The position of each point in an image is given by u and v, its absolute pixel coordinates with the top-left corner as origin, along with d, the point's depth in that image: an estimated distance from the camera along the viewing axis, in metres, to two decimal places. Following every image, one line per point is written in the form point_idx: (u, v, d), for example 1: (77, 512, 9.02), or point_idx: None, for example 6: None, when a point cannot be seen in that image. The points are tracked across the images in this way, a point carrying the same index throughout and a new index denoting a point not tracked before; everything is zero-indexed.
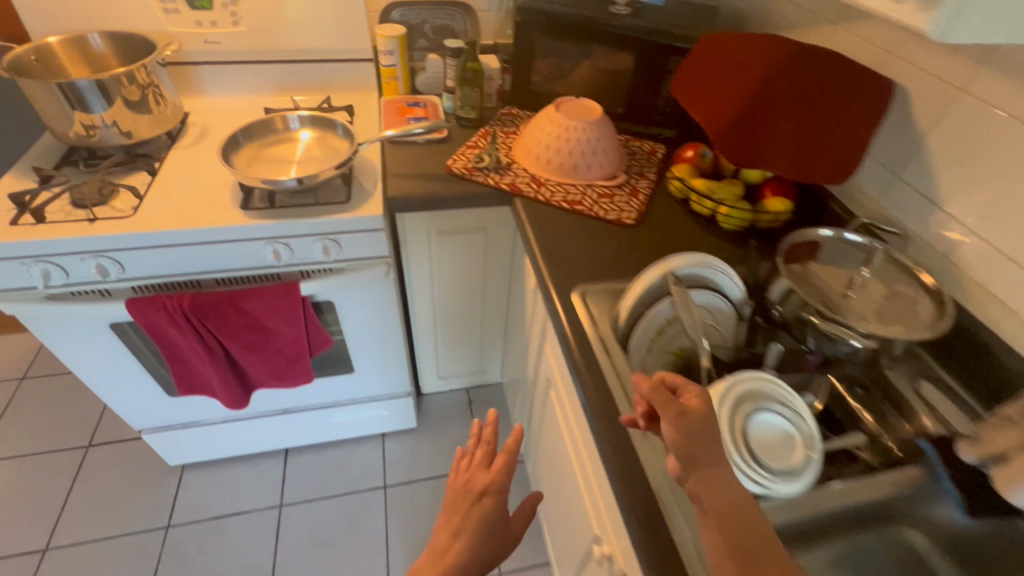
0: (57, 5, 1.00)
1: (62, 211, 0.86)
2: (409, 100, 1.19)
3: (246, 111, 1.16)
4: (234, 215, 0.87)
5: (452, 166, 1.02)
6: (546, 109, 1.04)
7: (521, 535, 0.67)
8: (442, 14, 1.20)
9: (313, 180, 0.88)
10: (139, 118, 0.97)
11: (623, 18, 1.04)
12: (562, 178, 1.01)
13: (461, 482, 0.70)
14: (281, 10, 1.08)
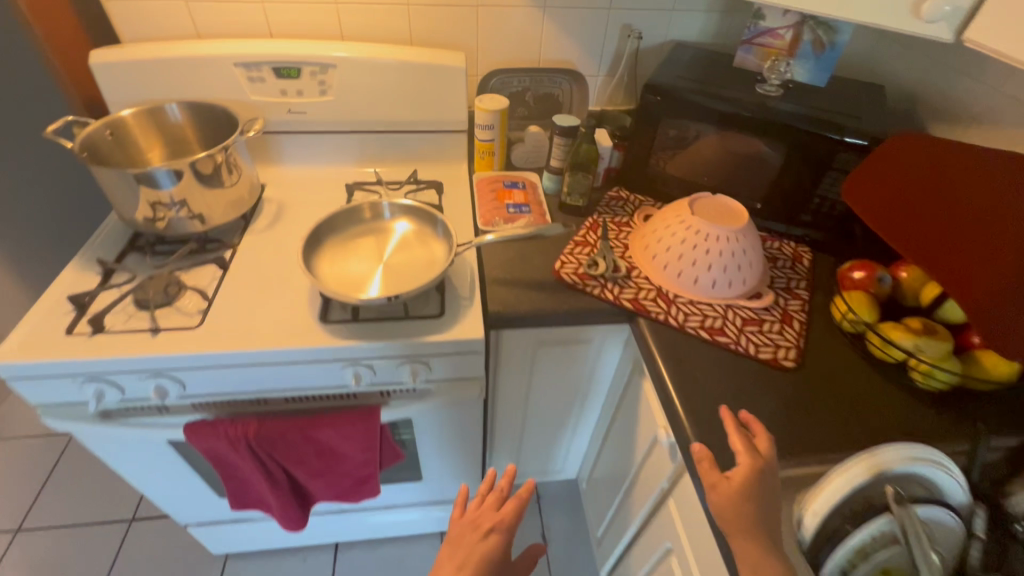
0: (138, 72, 0.91)
1: (123, 314, 0.76)
2: (505, 177, 1.04)
3: (326, 185, 1.05)
4: (314, 331, 0.74)
5: (561, 271, 0.86)
6: (674, 205, 0.88)
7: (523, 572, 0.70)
8: (545, 81, 1.08)
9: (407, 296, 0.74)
10: (216, 201, 0.86)
11: (772, 100, 0.87)
12: (695, 293, 0.84)
13: (465, 525, 0.67)
14: (374, 79, 0.97)
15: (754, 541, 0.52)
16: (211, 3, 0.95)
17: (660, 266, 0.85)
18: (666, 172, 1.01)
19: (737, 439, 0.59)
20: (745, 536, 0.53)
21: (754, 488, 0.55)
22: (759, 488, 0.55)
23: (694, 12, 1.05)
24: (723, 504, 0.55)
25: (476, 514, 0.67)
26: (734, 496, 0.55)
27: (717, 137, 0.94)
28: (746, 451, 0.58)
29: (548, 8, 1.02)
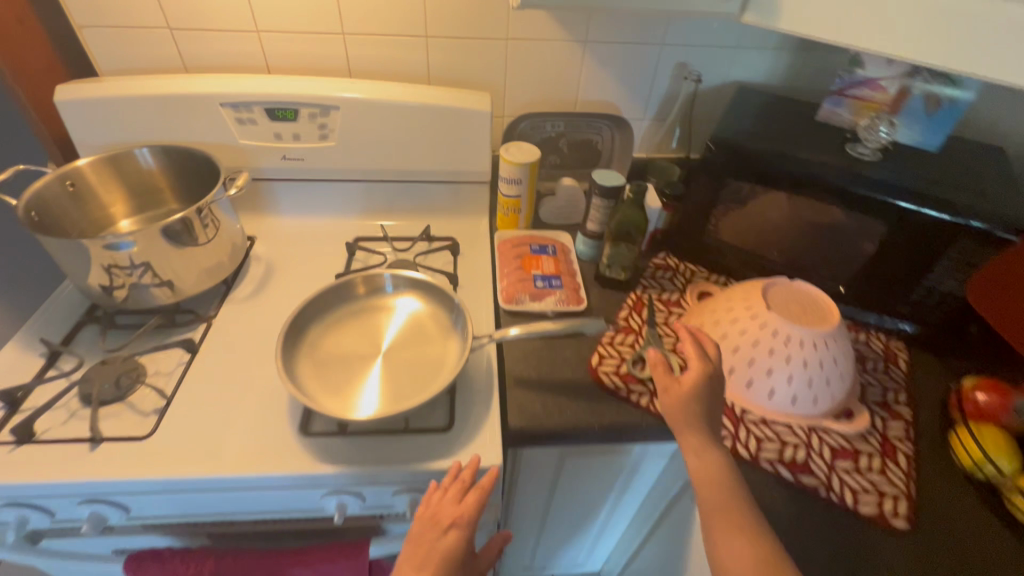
0: (108, 111, 0.77)
1: (64, 413, 0.63)
2: (532, 239, 0.88)
3: (326, 239, 0.91)
4: (293, 450, 0.61)
5: (599, 369, 0.70)
6: (740, 291, 0.71)
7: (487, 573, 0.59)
8: (584, 125, 0.92)
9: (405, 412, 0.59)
10: (190, 266, 0.72)
11: (865, 167, 0.71)
12: (769, 408, 0.66)
13: (428, 514, 0.55)
14: (384, 123, 0.82)
15: (690, 433, 0.54)
16: (199, 31, 0.81)
17: (722, 369, 0.68)
18: (723, 240, 0.85)
19: (692, 345, 0.58)
20: (713, 485, 0.51)
21: (703, 392, 0.56)
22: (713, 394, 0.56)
23: (763, 51, 0.89)
24: (670, 406, 0.56)
25: (436, 510, 0.55)
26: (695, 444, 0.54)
27: (789, 205, 0.79)
28: (700, 358, 0.57)
29: (590, 44, 0.86)
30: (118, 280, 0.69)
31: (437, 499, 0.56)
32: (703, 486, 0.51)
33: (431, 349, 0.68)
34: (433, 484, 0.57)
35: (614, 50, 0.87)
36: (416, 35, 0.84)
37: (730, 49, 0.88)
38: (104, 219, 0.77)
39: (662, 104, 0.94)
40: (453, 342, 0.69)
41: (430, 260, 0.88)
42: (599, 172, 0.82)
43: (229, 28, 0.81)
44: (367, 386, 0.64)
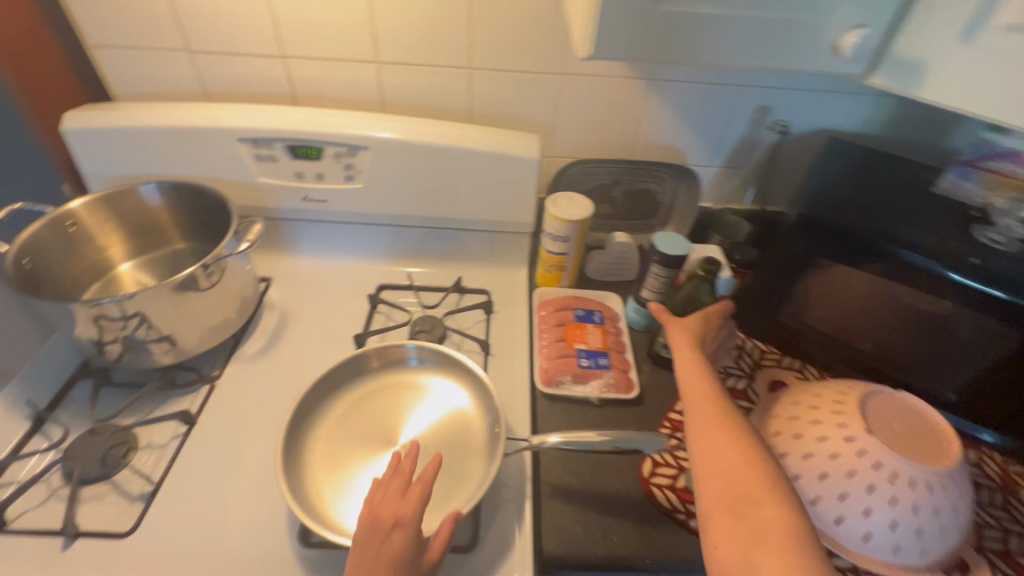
0: (118, 144, 0.70)
1: (43, 493, 0.56)
2: (576, 300, 0.77)
3: (347, 286, 0.83)
4: (292, 564, 0.53)
5: (651, 480, 0.59)
6: (829, 398, 0.59)
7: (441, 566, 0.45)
8: (643, 174, 0.80)
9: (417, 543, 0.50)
10: (192, 325, 0.65)
11: (997, 263, 0.59)
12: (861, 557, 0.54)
13: (368, 520, 0.46)
14: (418, 166, 0.73)
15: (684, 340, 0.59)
16: (219, 54, 0.73)
17: (803, 496, 0.56)
18: (798, 320, 0.74)
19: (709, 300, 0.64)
20: (706, 401, 0.51)
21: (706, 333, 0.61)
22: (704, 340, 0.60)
23: (862, 98, 0.75)
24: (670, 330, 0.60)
25: (377, 512, 0.46)
26: (692, 370, 0.55)
27: (882, 284, 0.66)
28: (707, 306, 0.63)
29: (657, 83, 0.75)
30: (111, 336, 0.61)
31: (375, 498, 0.47)
32: (691, 401, 0.52)
33: (457, 456, 0.59)
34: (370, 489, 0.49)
35: (684, 91, 0.76)
36: (458, 65, 0.74)
37: (822, 95, 0.75)
38: (104, 261, 0.70)
39: (734, 151, 0.82)
40: (483, 454, 0.59)
41: (460, 319, 0.78)
42: (660, 236, 0.71)
43: (252, 52, 0.73)
44: None
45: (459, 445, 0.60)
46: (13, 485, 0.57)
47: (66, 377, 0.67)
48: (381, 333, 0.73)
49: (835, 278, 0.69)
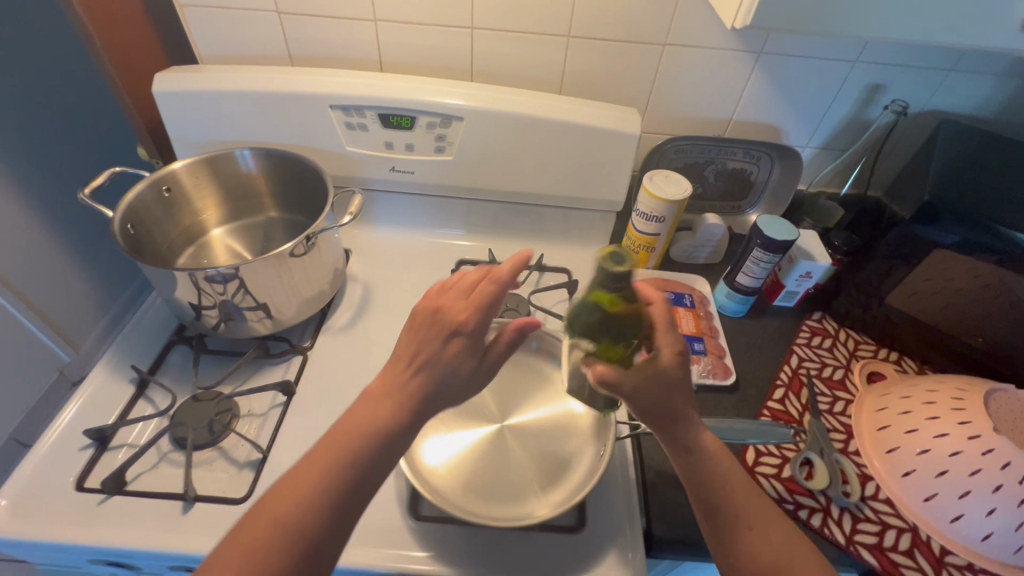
0: (208, 108, 0.69)
1: (154, 458, 0.57)
2: (664, 283, 0.76)
3: (427, 260, 0.81)
4: (402, 537, 0.53)
5: (757, 469, 0.58)
6: (946, 393, 0.58)
7: (497, 371, 0.44)
8: (738, 154, 0.77)
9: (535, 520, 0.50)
10: (291, 296, 0.64)
11: None
12: (979, 557, 0.53)
13: (420, 312, 0.45)
14: (512, 139, 0.71)
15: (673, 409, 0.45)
16: (311, 16, 0.71)
17: (915, 492, 0.56)
18: (898, 309, 0.71)
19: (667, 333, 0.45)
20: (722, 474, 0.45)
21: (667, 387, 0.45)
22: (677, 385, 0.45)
23: (983, 77, 0.71)
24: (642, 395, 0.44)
25: (435, 307, 0.44)
26: (716, 477, 0.44)
27: (988, 272, 0.62)
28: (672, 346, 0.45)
29: (765, 56, 0.70)
30: (209, 300, 0.60)
31: (429, 297, 0.46)
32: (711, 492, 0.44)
33: (559, 439, 0.59)
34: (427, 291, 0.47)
35: (792, 66, 0.71)
36: (555, 34, 0.70)
37: (939, 73, 0.71)
38: (198, 226, 0.70)
39: (835, 132, 0.78)
40: (587, 439, 0.58)
41: (544, 298, 0.77)
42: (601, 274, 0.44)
43: (343, 16, 0.70)
44: (488, 467, 0.56)
45: (564, 425, 0.60)
46: (125, 448, 0.58)
47: (164, 343, 0.67)
48: None
49: (930, 265, 0.66)
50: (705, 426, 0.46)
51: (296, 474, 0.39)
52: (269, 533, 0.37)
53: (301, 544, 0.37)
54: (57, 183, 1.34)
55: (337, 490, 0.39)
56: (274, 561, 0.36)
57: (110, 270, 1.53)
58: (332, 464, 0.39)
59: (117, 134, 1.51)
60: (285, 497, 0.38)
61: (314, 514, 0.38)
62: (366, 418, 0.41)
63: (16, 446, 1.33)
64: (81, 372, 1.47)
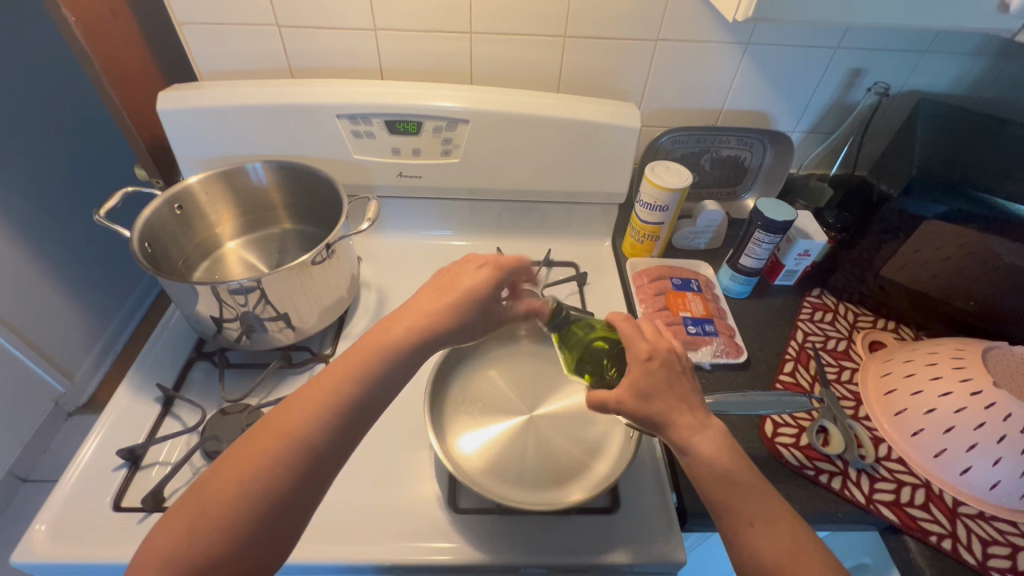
0: (214, 124, 0.69)
1: (187, 475, 0.57)
2: (670, 269, 0.79)
3: (437, 262, 0.83)
4: (445, 529, 0.54)
5: (777, 439, 0.61)
6: (946, 353, 0.61)
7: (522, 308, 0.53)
8: (731, 142, 0.81)
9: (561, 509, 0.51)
10: (313, 304, 0.65)
11: None
12: (988, 506, 0.56)
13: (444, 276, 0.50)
14: (516, 138, 0.73)
15: (670, 406, 0.43)
16: (310, 29, 0.71)
17: (924, 450, 0.59)
18: (892, 281, 0.74)
19: (637, 352, 0.46)
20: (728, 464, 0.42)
21: (654, 387, 0.44)
22: (664, 389, 0.44)
23: (954, 57, 0.75)
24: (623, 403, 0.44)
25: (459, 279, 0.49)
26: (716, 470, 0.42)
27: (972, 239, 0.66)
28: (644, 364, 0.45)
29: (753, 47, 0.74)
30: (231, 312, 0.61)
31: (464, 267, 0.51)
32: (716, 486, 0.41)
33: (587, 423, 0.60)
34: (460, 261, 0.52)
35: (779, 55, 0.75)
36: (553, 35, 0.73)
37: (915, 55, 0.75)
38: (212, 238, 0.74)
39: (820, 116, 0.83)
40: (613, 420, 0.60)
41: (556, 292, 0.79)
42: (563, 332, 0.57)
43: (344, 26, 0.71)
44: (511, 462, 0.57)
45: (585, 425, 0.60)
46: (157, 466, 0.58)
47: (184, 361, 0.68)
48: None
49: (918, 237, 0.70)
50: (710, 429, 0.43)
51: (297, 396, 0.41)
52: (274, 443, 0.39)
53: (305, 454, 0.39)
54: (43, 209, 1.31)
55: (339, 407, 0.41)
56: (277, 466, 0.38)
57: (100, 294, 1.50)
58: (341, 381, 0.42)
59: (98, 158, 1.48)
60: (288, 412, 0.40)
61: (316, 427, 0.40)
62: (373, 346, 0.44)
63: (14, 481, 1.30)
64: (75, 402, 1.43)
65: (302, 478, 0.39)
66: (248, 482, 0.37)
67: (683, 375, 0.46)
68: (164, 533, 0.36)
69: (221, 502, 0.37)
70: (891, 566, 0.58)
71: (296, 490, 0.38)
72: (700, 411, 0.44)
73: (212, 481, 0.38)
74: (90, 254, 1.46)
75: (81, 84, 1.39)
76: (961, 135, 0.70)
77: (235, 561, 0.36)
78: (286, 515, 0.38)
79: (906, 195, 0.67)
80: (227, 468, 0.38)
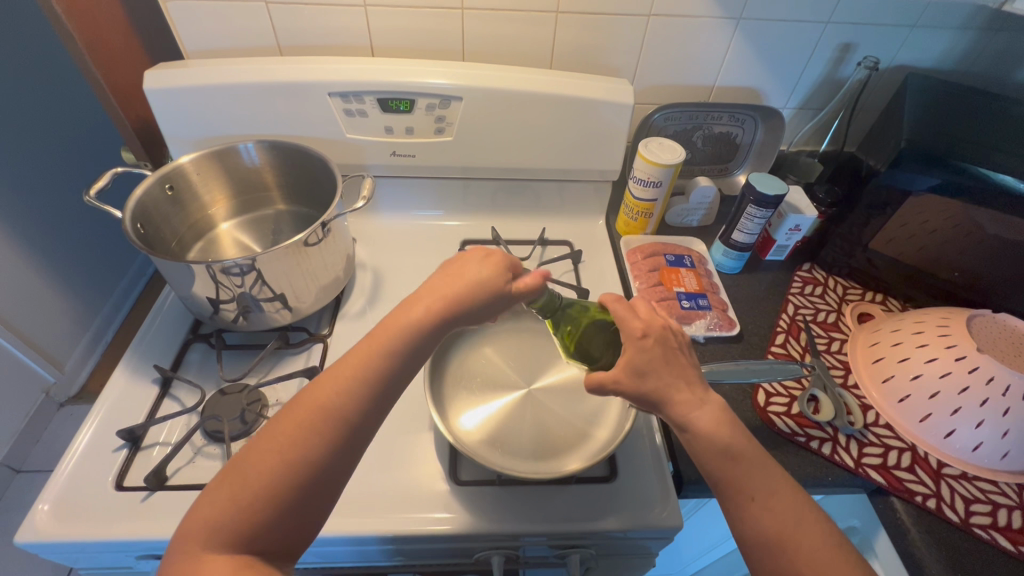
0: (203, 104, 0.68)
1: (188, 453, 0.57)
2: (664, 246, 0.80)
3: (432, 241, 0.83)
4: (447, 500, 0.55)
5: (769, 408, 0.63)
6: (932, 322, 0.62)
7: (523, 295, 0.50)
8: (723, 118, 0.82)
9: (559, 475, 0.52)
10: (309, 284, 0.65)
11: None
12: (971, 467, 0.58)
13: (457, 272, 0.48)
14: (510, 116, 0.73)
15: (670, 378, 0.43)
16: (300, 6, 0.70)
17: (911, 415, 0.61)
18: (880, 253, 0.76)
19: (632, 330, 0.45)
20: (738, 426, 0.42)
21: (653, 366, 0.44)
22: (658, 365, 0.44)
23: (942, 31, 0.76)
24: (621, 371, 0.45)
25: (471, 264, 0.49)
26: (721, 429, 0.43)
27: (957, 211, 0.68)
28: (641, 342, 0.45)
29: (746, 22, 0.74)
30: (227, 293, 0.60)
31: (478, 254, 0.50)
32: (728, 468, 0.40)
33: (585, 394, 0.62)
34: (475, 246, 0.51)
35: (770, 30, 0.75)
36: (545, 10, 0.72)
37: (905, 29, 0.76)
38: (206, 219, 0.74)
39: (811, 92, 0.83)
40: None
41: (551, 270, 0.79)
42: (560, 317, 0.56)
43: (334, 2, 0.70)
44: (510, 431, 0.58)
45: (582, 398, 0.61)
46: (158, 446, 0.58)
47: (180, 342, 0.68)
48: None
49: (904, 211, 0.71)
50: (704, 408, 0.42)
51: (331, 370, 0.42)
52: (315, 418, 0.39)
53: (342, 429, 0.40)
54: (27, 197, 1.29)
55: (373, 383, 0.41)
56: (320, 439, 0.39)
57: (88, 282, 1.48)
58: (380, 357, 0.42)
59: (81, 144, 1.45)
60: (327, 386, 0.41)
61: (353, 403, 0.40)
62: (398, 323, 0.44)
63: (8, 472, 1.29)
64: (67, 391, 1.42)
65: (338, 456, 0.39)
66: (287, 457, 0.38)
67: (682, 352, 0.45)
68: (205, 509, 0.37)
69: (261, 474, 0.37)
70: (877, 526, 0.60)
71: (334, 462, 0.39)
72: (698, 382, 0.44)
73: (254, 455, 0.38)
74: (76, 243, 1.44)
75: (63, 69, 1.36)
76: (948, 108, 0.71)
77: (274, 530, 0.37)
78: (323, 488, 0.39)
79: (895, 168, 0.68)
80: (268, 444, 0.38)
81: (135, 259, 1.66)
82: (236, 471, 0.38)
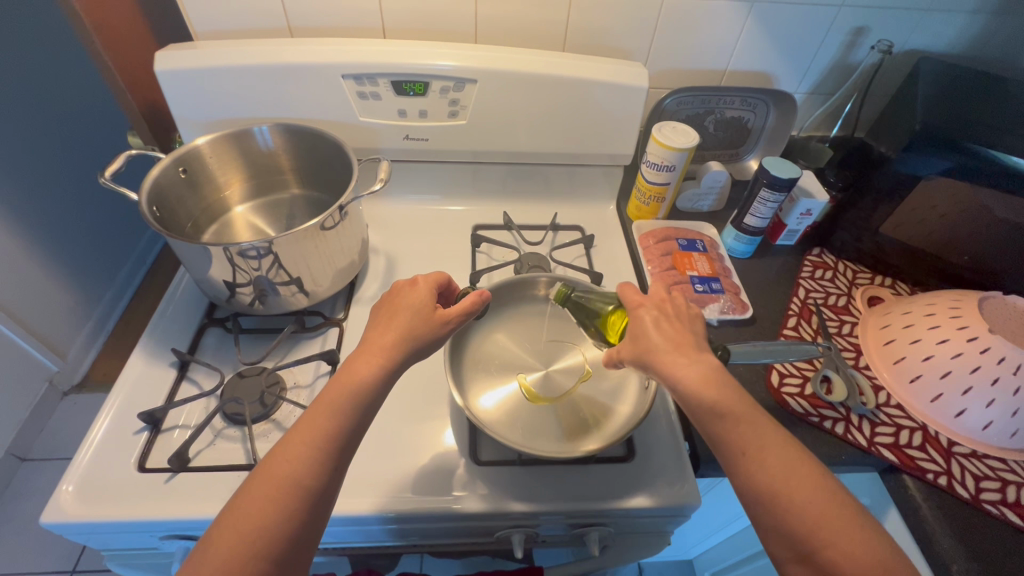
0: (214, 88, 0.67)
1: (209, 436, 0.57)
2: (675, 231, 0.80)
3: (442, 226, 0.83)
4: (466, 480, 0.56)
5: (782, 389, 0.64)
6: (944, 305, 0.63)
7: (461, 321, 0.51)
8: (735, 102, 0.82)
9: (577, 455, 0.52)
10: (325, 268, 0.65)
11: None
12: (981, 448, 0.60)
13: (399, 308, 0.49)
14: (523, 99, 0.72)
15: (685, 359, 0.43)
16: None
17: (922, 396, 0.62)
18: (890, 238, 0.77)
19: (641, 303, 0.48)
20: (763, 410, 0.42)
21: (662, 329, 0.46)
22: (652, 329, 0.46)
23: (953, 16, 0.76)
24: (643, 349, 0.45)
25: (401, 302, 0.50)
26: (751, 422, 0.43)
27: (965, 194, 0.68)
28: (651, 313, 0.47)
29: (759, 5, 0.74)
30: (243, 277, 0.60)
31: (407, 288, 0.52)
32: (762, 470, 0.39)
33: (600, 374, 0.62)
34: (400, 280, 0.53)
35: (785, 13, 0.75)
36: None
37: (917, 13, 0.76)
38: (220, 203, 0.74)
39: (822, 77, 0.84)
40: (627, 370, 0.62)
41: (563, 254, 0.79)
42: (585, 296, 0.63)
43: None
44: (525, 414, 0.58)
45: (599, 376, 0.62)
46: (178, 429, 0.58)
47: (196, 327, 0.67)
48: (491, 271, 0.73)
49: (915, 196, 0.72)
50: (689, 365, 0.43)
51: (285, 442, 0.42)
52: (278, 493, 0.39)
53: (302, 498, 0.40)
54: (29, 184, 1.27)
55: (330, 446, 0.42)
56: (285, 514, 0.39)
57: (90, 273, 1.47)
58: (334, 426, 0.42)
59: (84, 131, 1.43)
60: (286, 460, 0.41)
61: (308, 471, 0.41)
62: (347, 384, 0.44)
63: (13, 460, 1.29)
64: (70, 380, 1.42)
65: (301, 524, 0.40)
66: (252, 536, 0.38)
67: (680, 321, 0.47)
68: None
69: (223, 557, 0.37)
70: (887, 504, 0.61)
71: (302, 531, 0.40)
72: (693, 344, 0.45)
73: (220, 536, 0.38)
74: (80, 231, 1.43)
75: (65, 54, 1.34)
76: (958, 90, 0.71)
77: None
78: (290, 561, 0.39)
79: (907, 151, 0.68)
80: (230, 528, 0.38)
81: (137, 248, 1.64)
82: (196, 557, 0.38)
